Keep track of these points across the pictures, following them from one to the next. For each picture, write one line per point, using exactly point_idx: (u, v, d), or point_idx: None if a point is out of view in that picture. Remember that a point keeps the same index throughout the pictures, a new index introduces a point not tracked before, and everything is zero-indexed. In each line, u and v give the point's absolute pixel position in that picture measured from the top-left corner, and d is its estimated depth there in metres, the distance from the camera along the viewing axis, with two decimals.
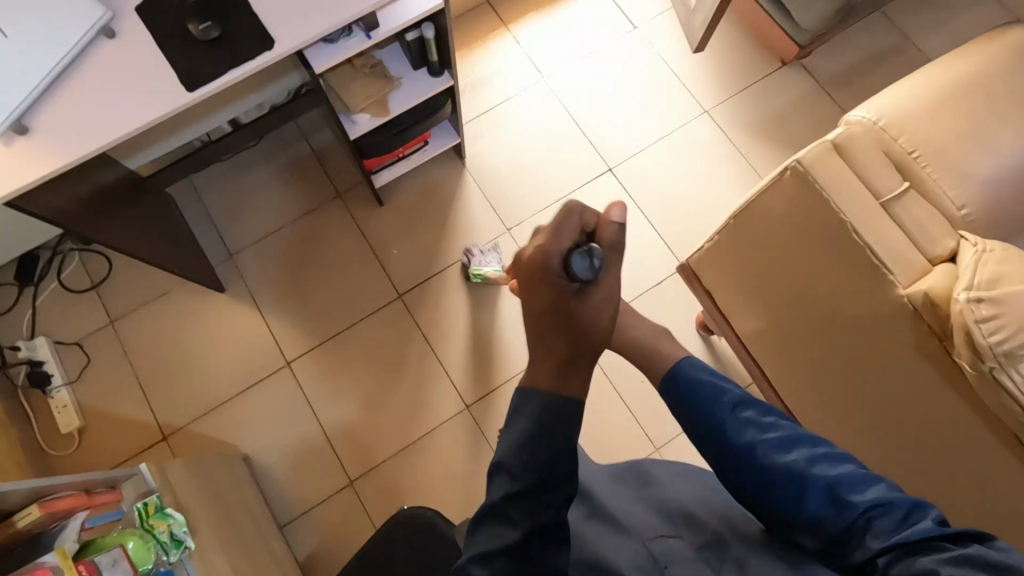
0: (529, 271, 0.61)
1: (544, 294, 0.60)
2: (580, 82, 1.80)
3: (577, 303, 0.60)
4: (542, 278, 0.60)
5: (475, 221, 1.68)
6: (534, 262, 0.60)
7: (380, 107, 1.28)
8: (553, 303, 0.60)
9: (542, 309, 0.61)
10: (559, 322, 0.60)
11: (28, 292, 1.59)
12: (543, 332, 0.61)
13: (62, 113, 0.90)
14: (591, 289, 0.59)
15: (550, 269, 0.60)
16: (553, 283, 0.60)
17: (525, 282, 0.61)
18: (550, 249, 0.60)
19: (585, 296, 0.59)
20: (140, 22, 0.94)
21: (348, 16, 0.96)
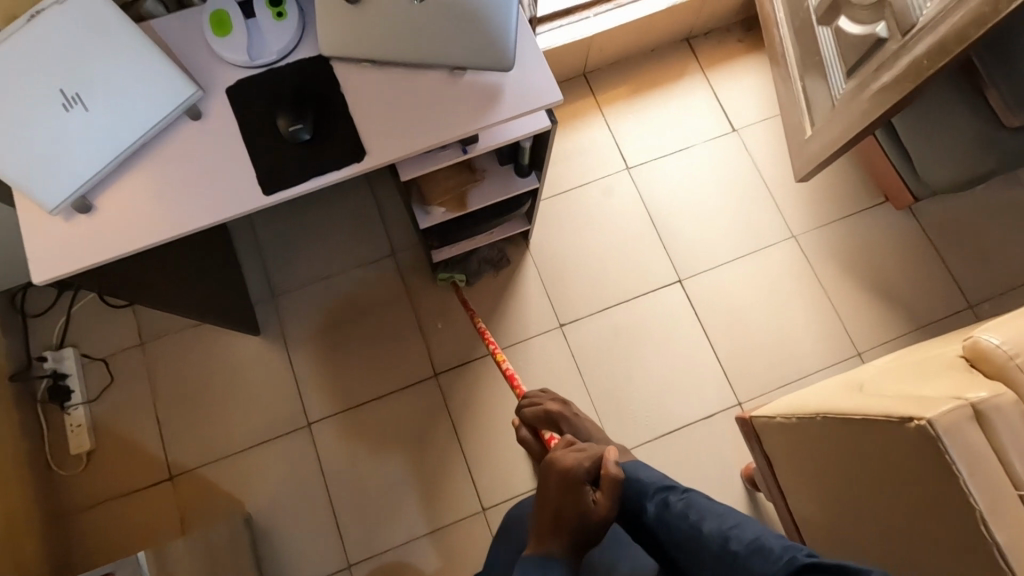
0: (562, 475, 0.89)
1: (569, 499, 0.86)
2: (664, 181, 1.70)
3: (592, 516, 0.85)
4: (568, 479, 0.88)
5: (528, 309, 1.60)
6: (567, 469, 0.89)
7: (457, 202, 1.19)
8: (575, 510, 0.85)
9: (563, 511, 0.85)
10: (574, 524, 0.84)
11: (66, 298, 1.56)
12: (560, 521, 0.85)
13: (131, 196, 0.84)
14: (602, 507, 0.86)
15: (579, 475, 0.88)
16: (580, 488, 0.87)
17: (554, 479, 0.89)
18: (579, 465, 0.89)
19: (599, 512, 0.85)
20: (230, 106, 0.88)
21: (448, 135, 0.88)
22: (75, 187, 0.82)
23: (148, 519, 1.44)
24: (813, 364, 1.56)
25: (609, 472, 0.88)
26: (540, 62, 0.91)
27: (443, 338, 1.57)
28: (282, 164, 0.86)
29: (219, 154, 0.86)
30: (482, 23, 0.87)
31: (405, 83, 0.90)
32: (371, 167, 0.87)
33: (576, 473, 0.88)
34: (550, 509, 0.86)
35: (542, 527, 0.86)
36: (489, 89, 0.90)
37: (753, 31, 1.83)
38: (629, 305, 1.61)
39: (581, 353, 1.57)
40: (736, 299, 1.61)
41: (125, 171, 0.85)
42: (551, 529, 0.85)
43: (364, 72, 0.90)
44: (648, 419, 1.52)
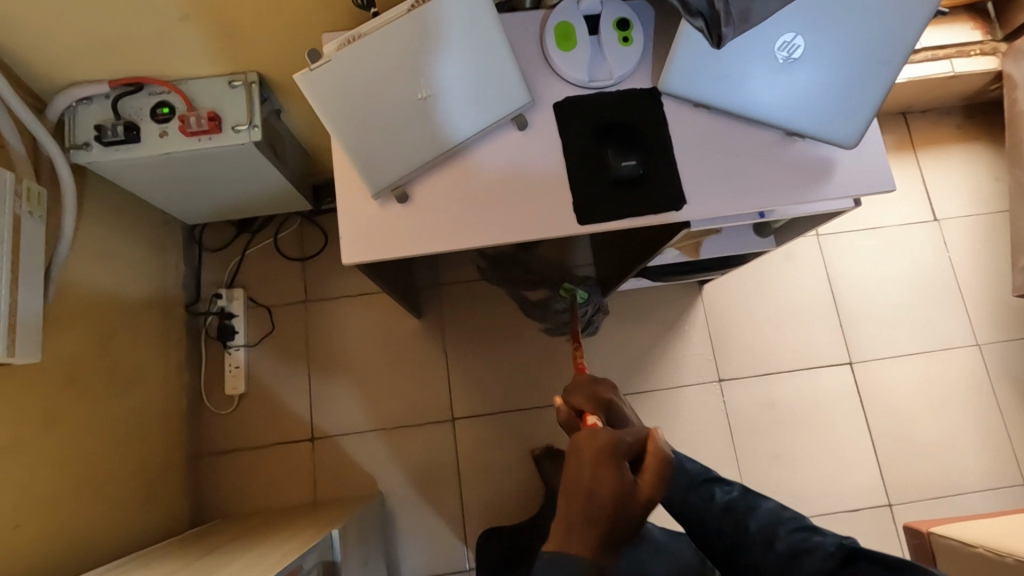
0: (604, 450, 0.59)
1: (603, 479, 0.57)
2: (852, 257, 1.62)
3: (636, 502, 0.57)
4: (608, 460, 0.59)
5: (689, 356, 1.55)
6: (608, 443, 0.60)
7: (692, 248, 1.14)
8: (614, 491, 0.57)
9: (596, 492, 0.57)
10: (615, 512, 0.56)
11: (242, 238, 1.57)
12: (589, 511, 0.56)
13: (445, 195, 0.82)
14: (649, 491, 0.59)
15: (618, 459, 0.59)
16: (618, 475, 0.58)
17: (590, 455, 0.59)
18: (623, 437, 0.61)
19: (644, 496, 0.58)
20: (555, 123, 0.85)
21: (772, 204, 0.84)
22: (399, 175, 0.81)
23: (283, 475, 1.45)
24: (974, 482, 1.48)
25: (658, 449, 0.62)
26: (880, 150, 0.86)
27: (597, 366, 1.54)
28: (598, 196, 0.83)
29: (537, 173, 0.84)
30: (842, 97, 0.82)
31: (734, 138, 0.86)
32: (684, 219, 0.84)
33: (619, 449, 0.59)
34: (580, 490, 0.57)
35: (564, 516, 0.57)
36: (822, 164, 0.85)
37: (974, 118, 1.72)
38: (792, 376, 1.55)
39: (735, 413, 1.52)
40: (904, 396, 1.54)
41: (442, 169, 0.83)
42: (581, 513, 0.56)
43: (694, 115, 0.86)
44: (791, 497, 1.48)
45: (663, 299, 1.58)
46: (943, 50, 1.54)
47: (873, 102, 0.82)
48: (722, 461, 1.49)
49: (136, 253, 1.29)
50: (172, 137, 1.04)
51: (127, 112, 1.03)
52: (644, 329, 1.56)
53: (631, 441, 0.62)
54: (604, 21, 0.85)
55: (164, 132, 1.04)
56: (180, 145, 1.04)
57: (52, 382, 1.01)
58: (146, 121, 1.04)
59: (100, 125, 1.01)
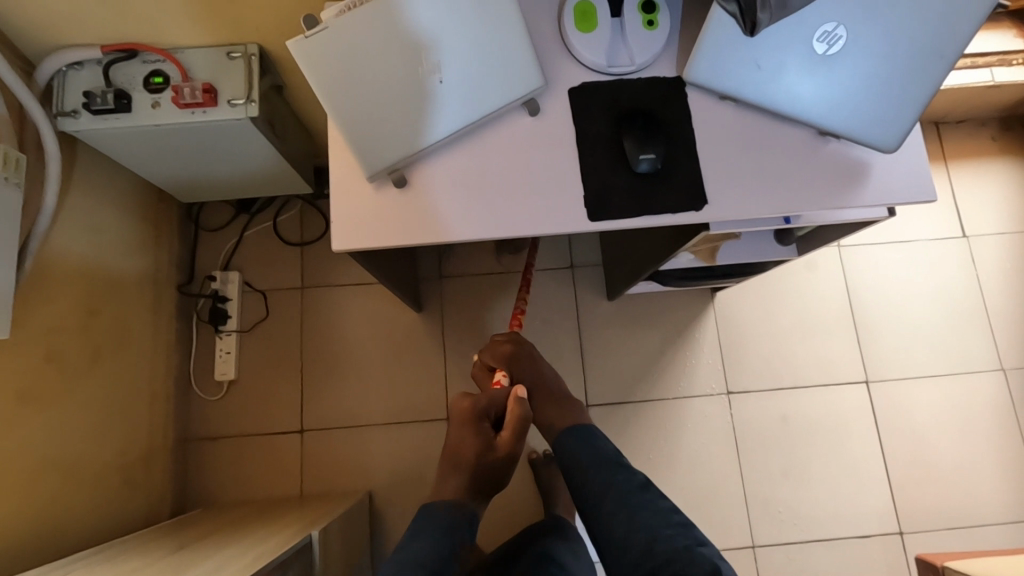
0: (464, 414, 0.84)
1: (469, 439, 0.82)
2: (874, 270, 1.55)
3: (493, 452, 0.81)
4: (469, 420, 0.83)
5: (697, 366, 1.49)
6: (467, 408, 0.84)
7: (709, 253, 1.07)
8: (474, 448, 0.81)
9: (462, 450, 0.82)
10: (474, 463, 0.81)
11: (241, 220, 1.52)
12: (459, 464, 0.81)
13: (447, 180, 0.76)
14: (505, 443, 0.82)
15: (478, 419, 0.83)
16: (479, 431, 0.83)
17: (456, 420, 0.85)
18: (481, 400, 0.85)
19: (501, 448, 0.82)
20: (570, 110, 0.79)
21: (802, 209, 0.77)
22: (397, 157, 0.74)
23: (270, 465, 1.41)
24: (991, 514, 1.41)
25: (516, 409, 0.82)
26: (923, 155, 0.79)
27: (601, 370, 1.48)
28: (613, 191, 0.77)
29: (547, 163, 0.77)
30: (886, 93, 0.75)
31: (763, 135, 0.79)
32: (705, 220, 0.77)
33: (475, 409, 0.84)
34: (451, 448, 0.83)
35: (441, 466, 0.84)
36: (859, 168, 0.79)
37: (1010, 131, 1.64)
38: (805, 391, 1.48)
39: (744, 428, 1.46)
40: (922, 418, 1.47)
41: (445, 153, 0.77)
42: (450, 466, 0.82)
43: (721, 109, 0.80)
44: (797, 518, 1.41)
45: (674, 305, 1.51)
46: (985, 57, 1.45)
47: (920, 98, 0.75)
48: (727, 477, 1.43)
49: (127, 229, 1.24)
50: (164, 109, 0.99)
51: (118, 80, 0.98)
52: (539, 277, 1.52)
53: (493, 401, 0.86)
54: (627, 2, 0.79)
55: (156, 103, 0.99)
56: (173, 117, 0.99)
57: (26, 361, 0.96)
58: (139, 90, 0.98)
59: (89, 92, 0.96)
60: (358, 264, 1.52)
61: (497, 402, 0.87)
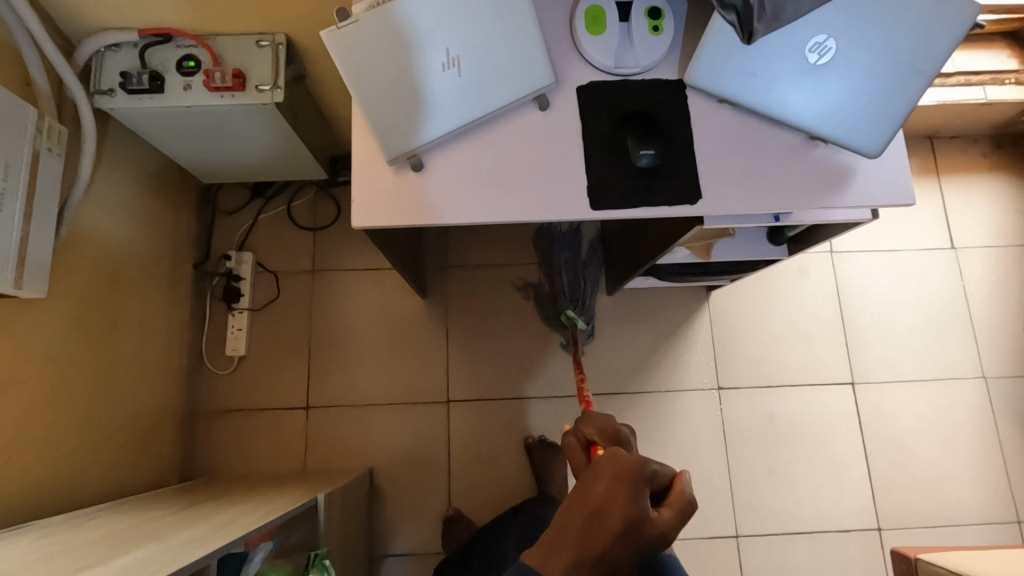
0: (618, 470, 0.58)
1: (623, 501, 0.55)
2: (865, 277, 1.61)
3: (650, 530, 0.55)
4: (631, 480, 0.57)
5: (690, 362, 1.54)
6: (632, 465, 0.58)
7: (704, 250, 1.13)
8: (623, 518, 0.54)
9: (606, 508, 0.55)
10: (620, 531, 0.54)
11: (256, 203, 1.58)
12: (589, 535, 0.53)
13: (460, 166, 0.82)
14: (667, 525, 0.57)
15: (635, 484, 0.57)
16: (637, 498, 0.56)
17: (607, 471, 0.57)
18: (648, 463, 0.59)
19: (658, 527, 0.56)
20: (577, 107, 0.84)
21: (790, 207, 0.83)
22: (415, 143, 0.80)
23: (275, 440, 1.46)
24: (966, 514, 1.47)
25: (682, 491, 0.62)
26: (904, 162, 0.85)
27: (597, 362, 1.53)
28: (614, 183, 0.82)
29: (554, 154, 0.83)
30: (873, 100, 0.81)
31: (757, 137, 0.85)
32: (699, 214, 0.83)
33: (643, 473, 0.58)
34: (592, 503, 0.55)
35: (561, 526, 0.54)
36: (844, 171, 0.84)
37: (1001, 148, 1.69)
38: (793, 390, 1.53)
39: (732, 423, 1.51)
40: (904, 420, 1.52)
41: (459, 141, 0.83)
42: (584, 530, 0.53)
43: (719, 111, 0.85)
44: (779, 511, 1.47)
45: (670, 302, 1.57)
46: (978, 75, 1.51)
47: (904, 105, 0.80)
48: (714, 469, 1.48)
49: (150, 205, 1.29)
50: (195, 91, 1.05)
51: (153, 62, 1.04)
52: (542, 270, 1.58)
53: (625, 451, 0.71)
54: (634, 7, 0.85)
55: (188, 85, 1.05)
56: (203, 99, 1.05)
57: (55, 324, 1.02)
58: (172, 73, 1.04)
59: (125, 72, 1.02)
60: (367, 251, 1.57)
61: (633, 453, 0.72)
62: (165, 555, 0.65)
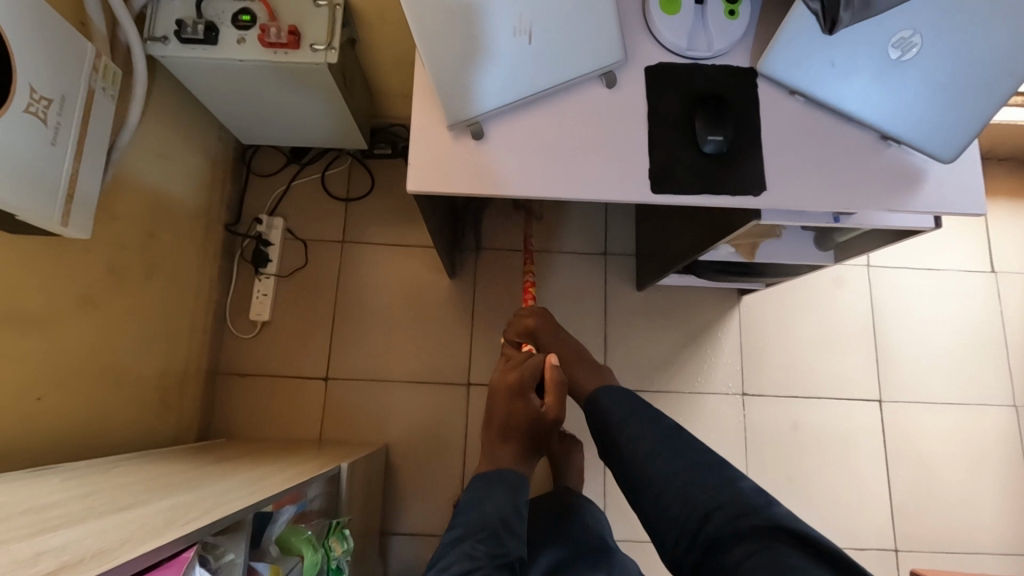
0: (511, 385, 0.81)
1: (516, 409, 0.79)
2: (900, 293, 1.57)
3: (543, 419, 0.78)
4: (519, 392, 0.80)
5: (715, 363, 1.52)
6: (513, 381, 0.81)
7: (749, 248, 1.10)
8: (524, 415, 0.78)
9: (510, 419, 0.78)
10: (524, 429, 0.77)
11: (292, 168, 1.56)
12: (508, 435, 0.77)
13: (520, 138, 0.80)
14: (551, 409, 0.81)
15: (522, 391, 0.80)
16: (525, 401, 0.79)
17: (501, 395, 0.80)
18: (525, 374, 0.82)
19: (548, 414, 0.80)
20: (645, 86, 0.82)
21: (855, 206, 0.80)
22: (478, 110, 0.78)
23: (293, 406, 1.45)
24: (986, 542, 1.44)
25: (555, 376, 0.83)
26: (976, 170, 0.82)
27: (622, 357, 1.51)
28: (678, 168, 0.80)
29: (618, 134, 0.81)
30: (958, 97, 0.78)
31: (828, 132, 0.82)
32: (762, 206, 0.80)
33: (523, 379, 0.80)
34: (499, 419, 0.78)
35: (487, 440, 0.78)
36: (914, 174, 0.82)
37: None
38: (818, 401, 1.51)
39: (753, 429, 1.49)
40: (930, 441, 1.49)
41: (521, 112, 0.81)
42: (501, 434, 0.77)
43: (789, 102, 0.83)
44: None
45: (700, 302, 1.54)
46: None
47: (992, 103, 0.77)
48: None
49: (189, 160, 1.28)
50: (248, 46, 1.03)
51: (209, 13, 1.03)
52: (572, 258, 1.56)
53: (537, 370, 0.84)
54: None
55: (242, 40, 1.03)
56: (256, 54, 1.03)
57: (91, 268, 1.01)
58: (228, 26, 1.03)
59: (181, 21, 1.01)
60: (398, 225, 1.56)
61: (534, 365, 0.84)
62: (200, 503, 0.64)
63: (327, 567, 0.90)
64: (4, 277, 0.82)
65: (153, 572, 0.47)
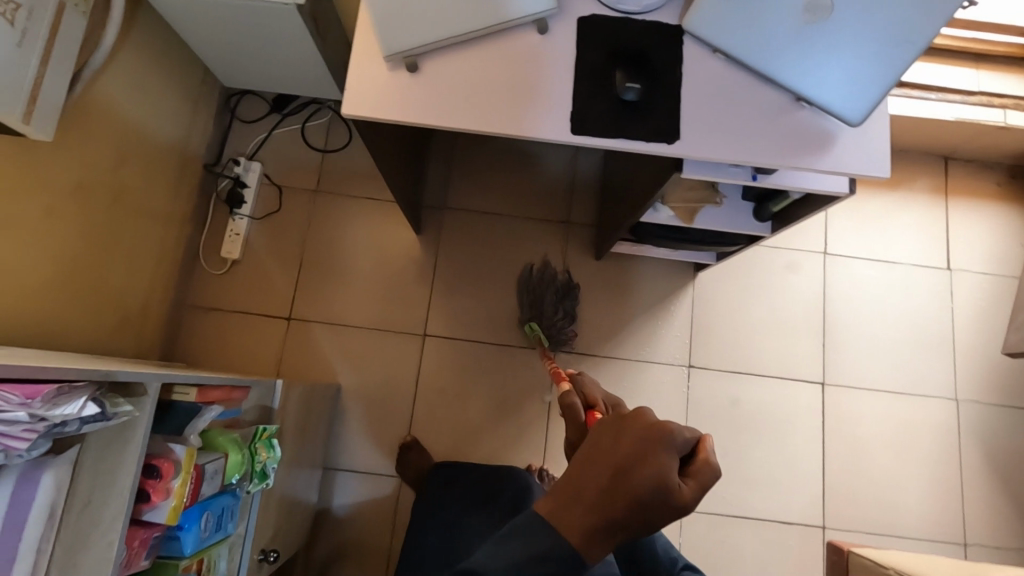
0: (650, 423, 0.52)
1: (645, 467, 0.50)
2: (854, 283, 1.61)
3: (670, 500, 0.50)
4: (662, 442, 0.51)
5: (665, 336, 1.56)
6: (664, 425, 0.52)
7: (686, 212, 1.14)
8: (653, 485, 0.49)
9: (630, 474, 0.49)
10: (641, 505, 0.49)
11: (274, 118, 1.62)
12: (608, 500, 0.48)
13: (451, 74, 0.85)
14: (687, 498, 0.51)
15: (668, 446, 0.51)
16: (662, 465, 0.50)
17: (637, 429, 0.51)
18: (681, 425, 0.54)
19: (679, 501, 0.50)
20: (574, 35, 0.87)
21: (765, 161, 0.85)
22: (413, 44, 0.83)
23: (254, 343, 1.52)
24: (912, 528, 1.48)
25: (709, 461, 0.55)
26: (884, 137, 0.87)
27: (576, 322, 1.56)
28: (597, 113, 0.85)
29: (544, 78, 0.86)
30: (872, 56, 0.81)
31: (746, 90, 0.86)
32: (674, 155, 0.85)
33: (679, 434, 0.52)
34: (608, 469, 0.50)
35: (570, 489, 0.50)
36: (823, 136, 0.86)
37: (1016, 180, 1.67)
38: (761, 379, 1.55)
39: (695, 401, 1.53)
40: (868, 427, 1.53)
41: (454, 51, 0.86)
42: (600, 491, 0.49)
43: (711, 60, 0.87)
44: (727, 493, 1.49)
45: (656, 277, 1.59)
46: (1001, 98, 1.50)
47: (900, 61, 0.80)
48: None
49: (168, 95, 1.34)
50: None
51: None
52: (536, 224, 1.61)
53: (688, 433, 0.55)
54: None
55: None
56: None
57: (59, 180, 1.07)
58: None
59: None
60: (370, 179, 1.62)
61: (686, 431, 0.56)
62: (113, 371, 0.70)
63: (252, 470, 0.96)
64: None
65: (31, 384, 0.55)
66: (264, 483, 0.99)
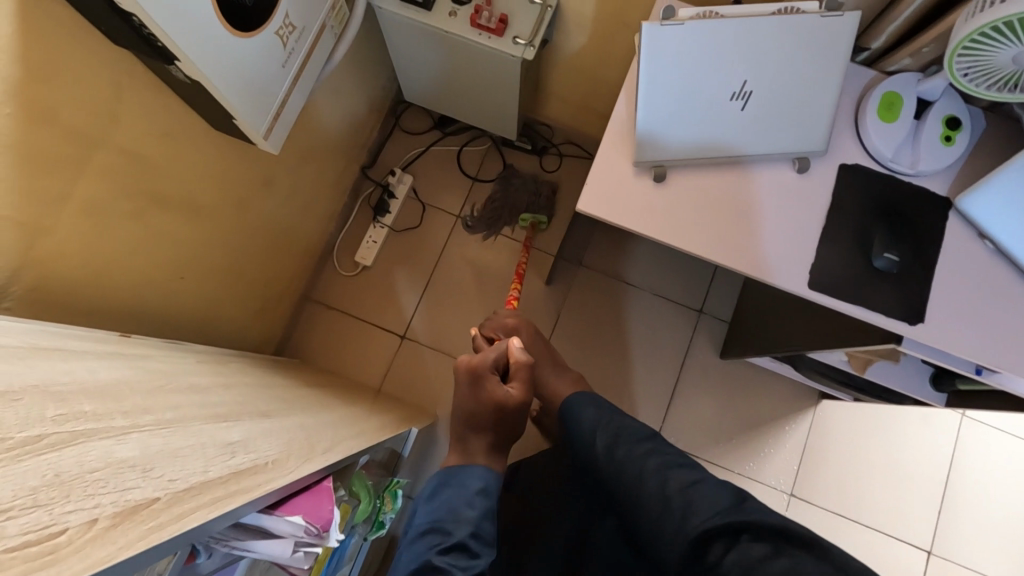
0: (471, 374, 0.84)
1: (479, 402, 0.82)
2: (986, 455, 1.49)
3: (504, 404, 0.82)
4: (477, 380, 0.83)
5: (773, 455, 1.48)
6: (474, 367, 0.84)
7: (862, 362, 1.07)
8: (488, 407, 0.81)
9: (474, 413, 0.82)
10: (493, 423, 0.81)
11: (435, 133, 1.62)
12: (487, 443, 0.81)
13: (697, 193, 0.81)
14: (512, 396, 0.83)
15: (477, 373, 0.84)
16: (481, 387, 0.82)
17: (464, 382, 0.84)
18: (486, 360, 0.85)
19: (510, 403, 0.82)
20: (833, 183, 0.82)
21: (1009, 369, 0.77)
22: (669, 156, 0.80)
23: (364, 351, 1.52)
24: None
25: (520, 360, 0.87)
26: None
27: (684, 417, 1.50)
28: (840, 272, 0.79)
29: (791, 224, 0.81)
30: None
31: (1005, 287, 0.79)
32: (910, 338, 0.79)
33: (481, 366, 0.84)
34: (461, 412, 0.83)
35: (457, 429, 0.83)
36: None
37: None
38: (864, 529, 1.45)
39: None
40: None
41: (704, 169, 0.82)
42: (465, 416, 0.82)
43: (976, 245, 0.80)
44: None
45: (776, 393, 1.51)
46: None
47: None
48: None
49: (355, 99, 1.35)
50: (458, 20, 1.06)
51: None
52: (666, 304, 1.56)
53: (492, 360, 0.86)
54: (935, 109, 0.80)
55: (454, 13, 1.07)
56: (461, 30, 1.06)
57: (255, 177, 1.07)
58: None
59: None
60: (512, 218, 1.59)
61: (497, 356, 0.88)
62: (311, 436, 0.69)
63: (373, 519, 0.95)
64: (193, 167, 0.88)
65: (320, 505, 0.61)
66: (378, 533, 0.97)
